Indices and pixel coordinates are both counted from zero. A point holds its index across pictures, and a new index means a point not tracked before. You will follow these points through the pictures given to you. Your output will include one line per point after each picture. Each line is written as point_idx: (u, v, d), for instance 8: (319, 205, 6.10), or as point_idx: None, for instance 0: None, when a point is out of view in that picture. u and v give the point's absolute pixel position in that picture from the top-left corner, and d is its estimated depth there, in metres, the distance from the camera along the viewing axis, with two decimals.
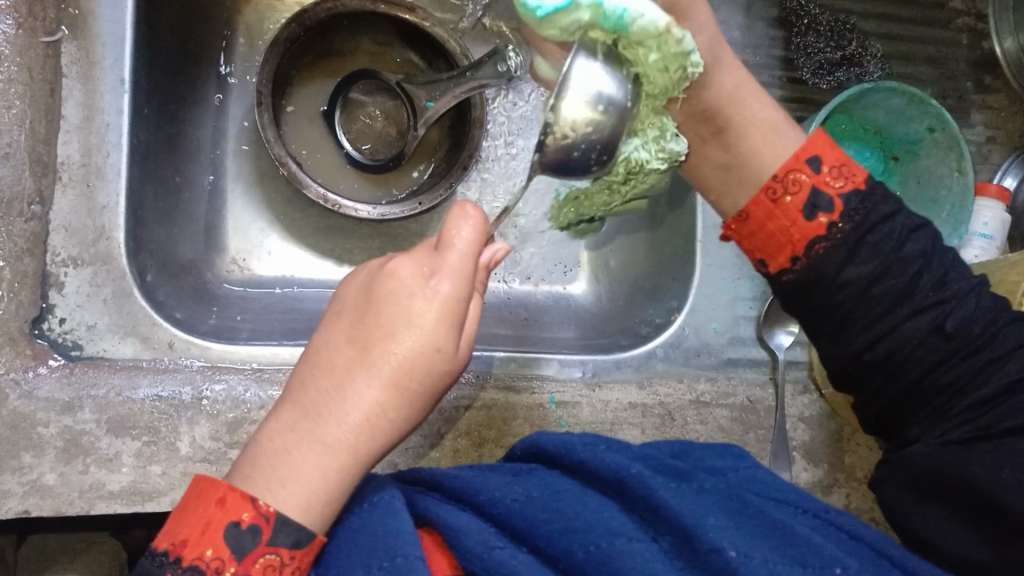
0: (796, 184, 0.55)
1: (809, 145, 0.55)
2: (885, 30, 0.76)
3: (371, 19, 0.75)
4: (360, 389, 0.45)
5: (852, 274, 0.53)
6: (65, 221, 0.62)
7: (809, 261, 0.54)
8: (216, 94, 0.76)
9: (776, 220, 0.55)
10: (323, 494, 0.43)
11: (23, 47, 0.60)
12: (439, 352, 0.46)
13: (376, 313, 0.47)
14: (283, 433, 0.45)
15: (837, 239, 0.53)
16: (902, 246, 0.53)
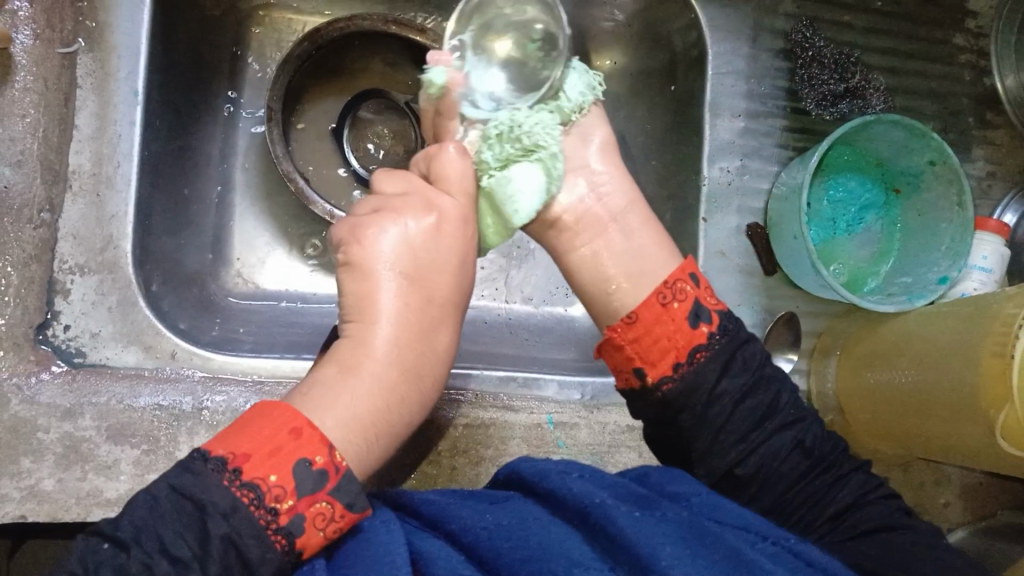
0: (682, 292, 0.53)
1: (691, 266, 0.55)
2: (888, 64, 0.78)
3: (380, 39, 0.76)
4: (409, 321, 0.50)
5: (728, 386, 0.52)
6: (74, 228, 0.63)
7: (691, 370, 0.52)
8: (228, 107, 0.77)
9: (662, 324, 0.53)
10: (387, 424, 0.48)
11: (40, 57, 0.62)
12: (467, 283, 0.54)
13: (419, 256, 0.51)
14: (329, 385, 0.47)
15: (716, 349, 0.52)
16: (764, 368, 0.54)
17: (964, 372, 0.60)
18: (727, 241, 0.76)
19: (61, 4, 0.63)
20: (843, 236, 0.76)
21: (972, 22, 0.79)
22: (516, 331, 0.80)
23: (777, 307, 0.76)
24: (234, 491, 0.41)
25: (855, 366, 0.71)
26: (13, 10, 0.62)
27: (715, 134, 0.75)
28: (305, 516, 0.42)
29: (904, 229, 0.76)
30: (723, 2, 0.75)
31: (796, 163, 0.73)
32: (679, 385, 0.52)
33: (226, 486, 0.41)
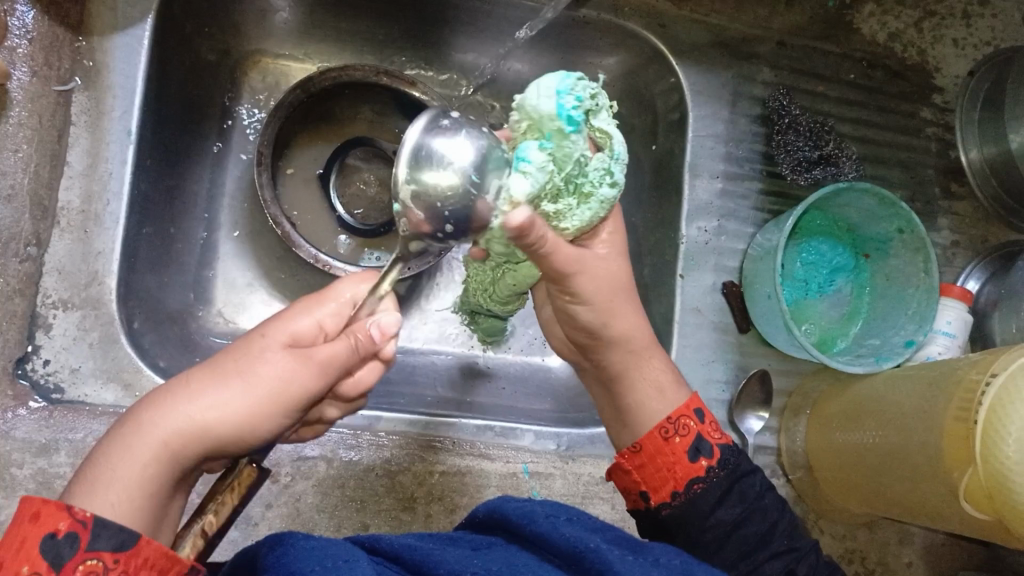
0: (684, 428, 0.58)
1: (694, 400, 0.60)
2: (860, 132, 0.81)
3: (372, 91, 0.78)
4: (207, 379, 0.43)
5: (721, 516, 0.55)
6: (59, 263, 0.63)
7: (687, 498, 0.56)
8: (216, 146, 0.78)
9: (662, 455, 0.57)
10: (144, 483, 0.41)
11: (36, 94, 0.62)
12: (300, 366, 0.44)
13: (256, 334, 0.46)
14: (128, 425, 0.42)
15: (712, 482, 0.56)
16: (762, 498, 0.56)
17: (928, 436, 0.61)
18: (702, 299, 0.78)
19: (60, 44, 0.64)
20: (815, 297, 0.79)
21: (938, 97, 0.83)
22: (493, 379, 0.81)
23: (750, 365, 0.78)
24: None
25: (823, 427, 0.74)
26: (12, 46, 0.62)
27: (693, 194, 0.78)
28: None
29: (873, 291, 0.78)
30: (703, 69, 0.78)
31: (771, 225, 0.76)
32: (675, 511, 0.56)
33: None
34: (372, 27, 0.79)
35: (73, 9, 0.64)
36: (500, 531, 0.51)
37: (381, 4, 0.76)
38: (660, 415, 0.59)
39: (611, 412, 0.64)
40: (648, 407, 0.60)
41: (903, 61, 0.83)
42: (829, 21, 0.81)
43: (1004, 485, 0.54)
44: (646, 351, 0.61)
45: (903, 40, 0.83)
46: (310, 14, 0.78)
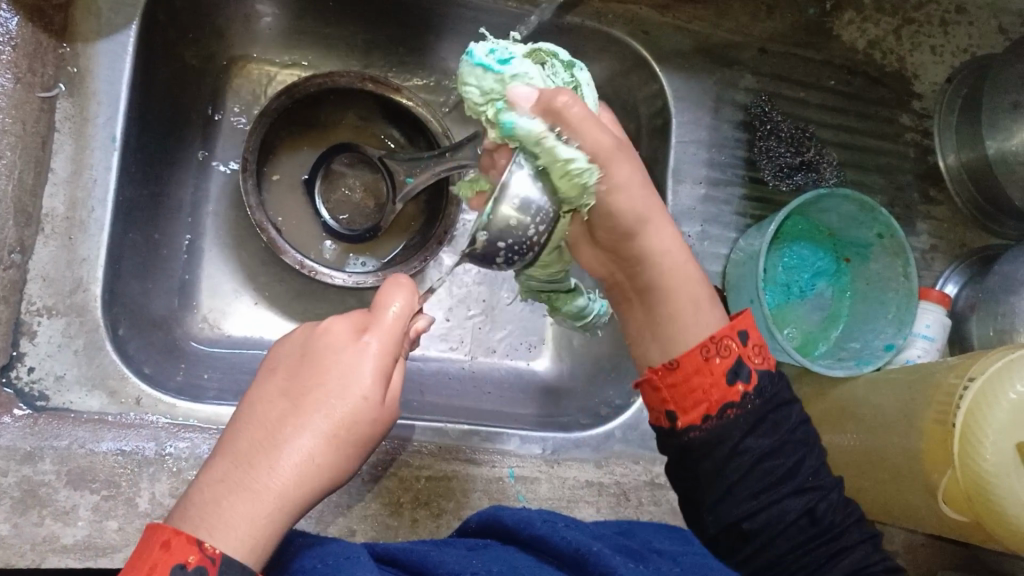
0: (725, 348, 0.56)
1: (742, 317, 0.57)
2: (840, 138, 0.82)
3: (357, 97, 0.78)
4: (310, 417, 0.46)
5: (751, 443, 0.54)
6: (43, 270, 0.63)
7: (722, 423, 0.54)
8: (201, 151, 0.78)
9: (700, 375, 0.55)
10: (254, 526, 0.43)
11: (19, 100, 0.61)
12: (368, 406, 0.48)
13: (315, 372, 0.48)
14: (216, 480, 0.44)
15: (747, 410, 0.54)
16: (791, 430, 0.55)
17: (907, 437, 0.63)
18: None
19: (44, 49, 0.63)
20: (796, 301, 0.80)
21: (917, 103, 0.85)
22: (479, 384, 0.81)
23: None
24: None
25: None
26: None
27: (676, 199, 0.79)
28: None
29: (854, 295, 0.79)
30: (686, 76, 0.79)
31: (753, 230, 0.77)
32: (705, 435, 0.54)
33: None
34: (357, 34, 0.79)
35: (57, 16, 0.64)
36: (497, 537, 0.52)
37: (365, 11, 0.76)
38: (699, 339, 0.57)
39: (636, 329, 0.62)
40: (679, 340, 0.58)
41: (882, 68, 0.84)
42: (809, 29, 0.82)
43: (983, 485, 0.55)
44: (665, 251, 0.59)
45: (882, 48, 0.84)
46: (295, 20, 0.78)
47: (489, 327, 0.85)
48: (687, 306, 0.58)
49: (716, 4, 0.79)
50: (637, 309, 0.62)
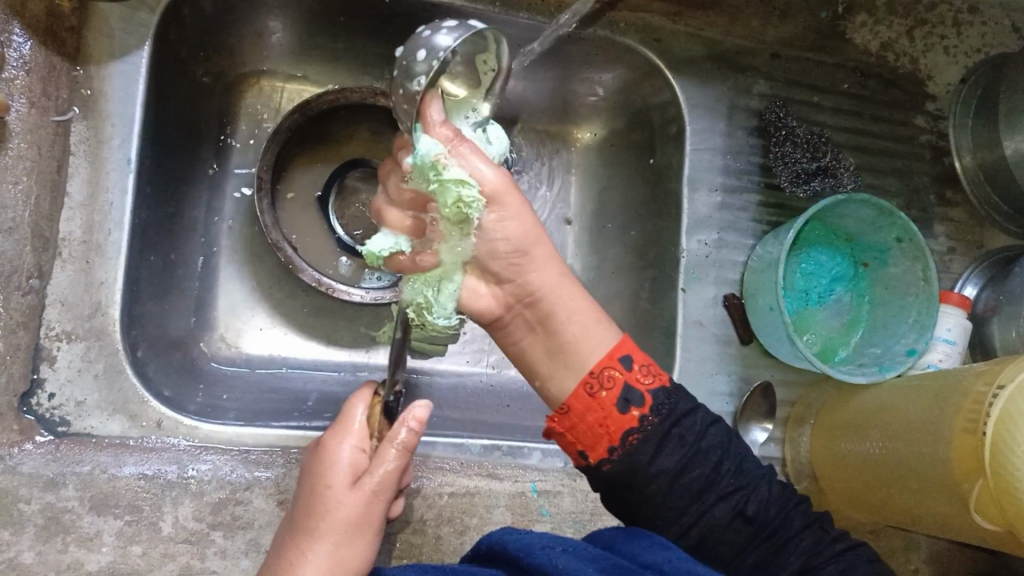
0: (610, 382, 0.57)
1: (621, 345, 0.58)
2: (855, 142, 0.82)
3: (367, 111, 0.78)
4: (347, 518, 0.52)
5: (664, 463, 0.55)
6: (61, 295, 0.63)
7: (625, 452, 0.55)
8: (213, 165, 0.77)
9: (592, 412, 0.57)
10: None
11: (33, 125, 0.62)
12: (386, 501, 0.54)
13: (321, 494, 0.54)
14: None
15: (648, 431, 0.56)
16: (702, 439, 0.57)
17: (928, 445, 0.63)
18: (705, 312, 0.78)
19: (57, 73, 0.63)
20: (814, 306, 0.79)
21: (931, 105, 0.84)
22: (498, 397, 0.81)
23: (753, 376, 0.78)
24: None
25: (829, 435, 0.74)
26: (8, 77, 0.61)
27: (692, 208, 0.78)
28: None
29: (873, 301, 0.79)
30: (699, 83, 0.79)
31: (769, 237, 0.76)
32: (616, 466, 0.56)
33: None
34: (368, 48, 0.79)
35: (70, 39, 0.64)
36: (501, 561, 0.52)
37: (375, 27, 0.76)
38: (586, 366, 0.58)
39: (541, 363, 0.60)
40: (580, 360, 0.58)
41: (895, 70, 0.83)
42: (821, 31, 0.81)
43: (1010, 493, 0.55)
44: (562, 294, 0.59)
45: (896, 49, 0.83)
46: (305, 35, 0.77)
47: None
48: (570, 323, 0.59)
49: (729, 9, 0.78)
50: (529, 339, 0.60)
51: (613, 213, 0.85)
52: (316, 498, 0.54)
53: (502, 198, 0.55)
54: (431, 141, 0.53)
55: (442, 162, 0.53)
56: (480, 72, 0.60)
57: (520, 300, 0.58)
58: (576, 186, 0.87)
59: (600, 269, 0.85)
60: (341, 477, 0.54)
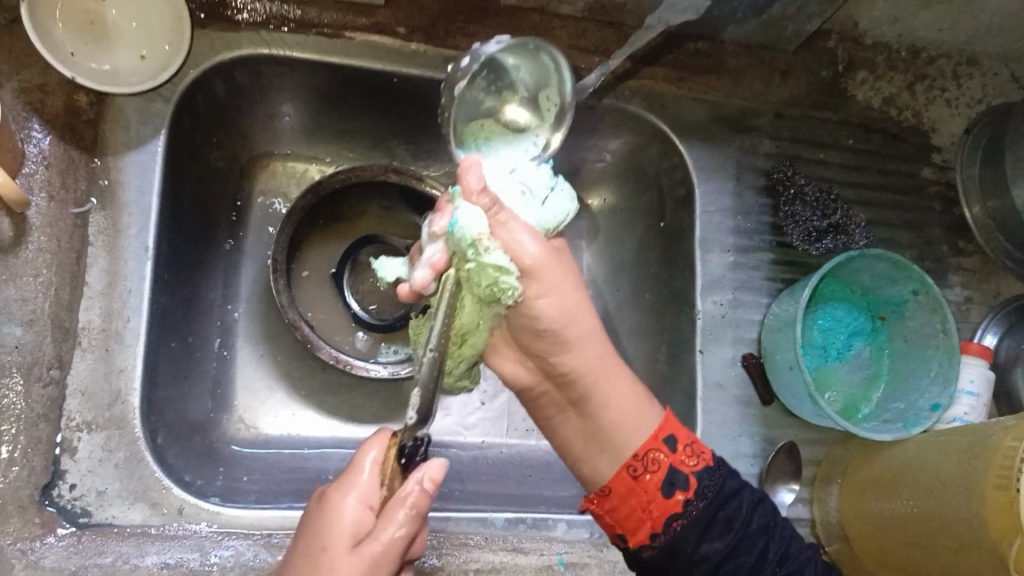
0: (653, 469, 0.57)
1: (664, 426, 0.59)
2: (864, 196, 0.82)
3: (377, 188, 0.79)
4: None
5: (706, 552, 0.56)
6: (82, 384, 0.63)
7: (667, 538, 0.56)
8: (229, 241, 0.78)
9: (635, 496, 0.57)
10: None
11: (52, 218, 0.63)
12: (386, 567, 0.49)
13: (318, 555, 0.49)
14: None
15: (692, 516, 0.56)
16: (747, 524, 0.57)
17: (961, 502, 0.62)
18: (724, 373, 0.77)
19: (76, 166, 0.65)
20: (834, 363, 0.79)
21: (937, 156, 0.84)
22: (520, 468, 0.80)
23: (777, 435, 0.77)
24: None
25: (857, 491, 0.73)
26: (28, 173, 0.63)
27: (705, 268, 0.78)
28: None
29: (893, 354, 0.78)
30: (706, 145, 0.79)
31: (785, 295, 0.76)
32: (657, 552, 0.56)
33: None
34: (378, 127, 0.80)
35: (87, 131, 0.65)
36: None
37: (383, 104, 0.77)
38: (630, 451, 0.58)
39: (576, 445, 0.61)
40: (625, 437, 0.58)
41: (898, 123, 0.84)
42: (822, 90, 0.83)
43: None
44: (605, 364, 0.59)
45: (897, 104, 0.84)
46: (316, 117, 0.79)
47: None
48: (614, 399, 0.60)
49: (731, 74, 0.80)
50: (566, 422, 0.62)
51: (627, 277, 0.85)
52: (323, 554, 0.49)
53: (555, 287, 0.56)
54: (472, 208, 0.54)
55: (483, 241, 0.53)
56: (543, 109, 0.67)
57: (555, 378, 0.60)
58: (588, 251, 0.88)
59: (616, 333, 0.85)
60: (340, 536, 0.50)
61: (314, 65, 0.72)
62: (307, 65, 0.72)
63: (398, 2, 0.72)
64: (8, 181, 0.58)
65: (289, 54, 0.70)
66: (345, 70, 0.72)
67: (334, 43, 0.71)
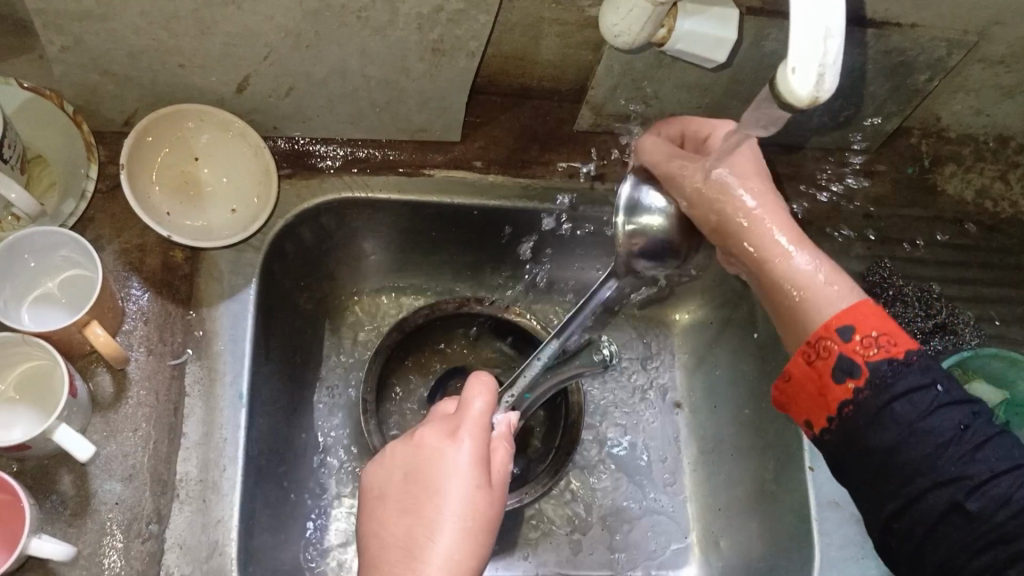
0: (825, 350, 0.52)
1: (844, 314, 0.53)
2: (968, 293, 0.77)
3: (466, 319, 0.79)
4: (467, 518, 0.52)
5: (877, 441, 0.49)
6: (180, 538, 0.61)
7: (841, 424, 0.51)
8: (325, 381, 0.79)
9: (810, 382, 0.53)
10: (473, 509, 0.53)
11: (150, 371, 0.65)
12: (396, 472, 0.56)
13: (435, 483, 0.53)
14: (462, 527, 0.52)
15: (864, 405, 0.50)
16: (921, 419, 0.48)
17: None
18: (839, 490, 0.70)
19: (172, 318, 0.66)
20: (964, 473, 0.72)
21: None
22: None
23: None
24: None
25: None
26: (127, 329, 0.65)
27: None
28: None
29: None
30: None
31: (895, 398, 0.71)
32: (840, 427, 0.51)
33: None
34: (462, 259, 0.81)
35: (183, 286, 0.67)
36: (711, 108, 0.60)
37: (466, 238, 0.79)
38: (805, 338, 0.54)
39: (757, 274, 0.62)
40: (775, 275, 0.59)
41: (995, 215, 0.81)
42: (910, 187, 0.80)
43: None
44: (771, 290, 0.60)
45: (991, 195, 0.81)
46: (399, 254, 0.80)
47: (629, 502, 0.81)
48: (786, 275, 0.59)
49: (812, 179, 0.79)
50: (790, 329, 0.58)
51: (724, 395, 0.81)
52: (393, 474, 0.56)
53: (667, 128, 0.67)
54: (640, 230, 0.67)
55: None
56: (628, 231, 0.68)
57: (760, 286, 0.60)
58: (680, 367, 0.86)
59: (715, 451, 0.81)
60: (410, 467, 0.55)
61: (394, 205, 0.73)
62: (389, 204, 0.73)
63: (473, 140, 0.74)
64: (109, 341, 0.60)
65: (370, 196, 0.72)
66: (426, 207, 0.74)
67: (414, 182, 0.73)
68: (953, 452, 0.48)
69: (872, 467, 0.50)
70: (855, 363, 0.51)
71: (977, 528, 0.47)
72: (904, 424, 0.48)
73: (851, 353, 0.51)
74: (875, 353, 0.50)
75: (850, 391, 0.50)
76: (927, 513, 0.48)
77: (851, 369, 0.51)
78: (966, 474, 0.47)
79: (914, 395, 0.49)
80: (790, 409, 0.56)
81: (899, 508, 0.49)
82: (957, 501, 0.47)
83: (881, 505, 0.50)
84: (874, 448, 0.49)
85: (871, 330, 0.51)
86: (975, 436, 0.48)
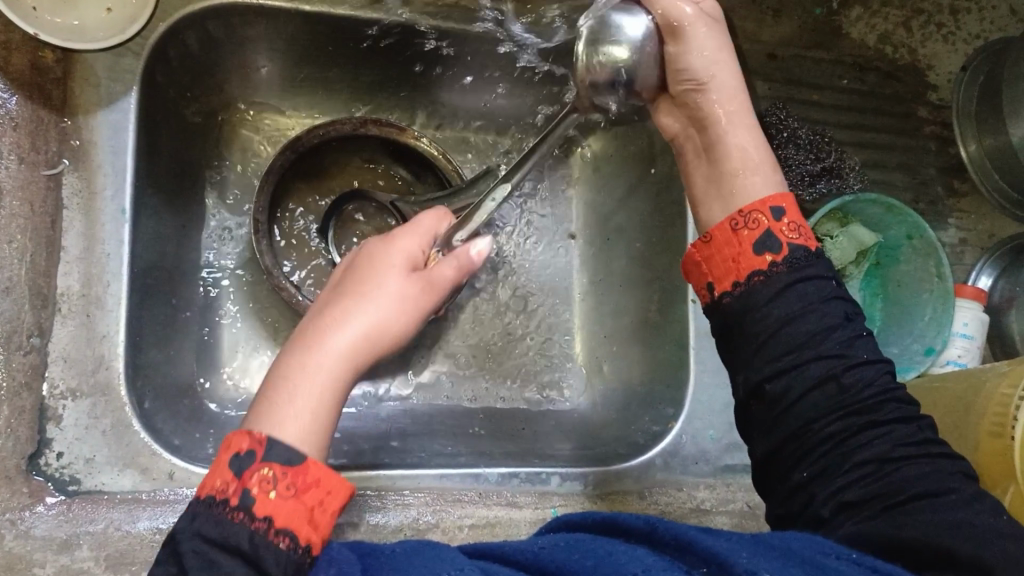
0: (755, 222, 0.54)
1: (780, 196, 0.55)
2: (857, 139, 0.80)
3: (361, 141, 0.76)
4: (396, 298, 0.56)
5: (774, 308, 0.51)
6: (64, 351, 0.61)
7: (746, 290, 0.53)
8: (216, 199, 0.77)
9: (729, 246, 0.54)
10: (404, 295, 0.57)
11: (24, 180, 0.60)
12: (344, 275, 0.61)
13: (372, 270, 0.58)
14: (390, 310, 0.56)
15: (773, 277, 0.52)
16: (820, 301, 0.51)
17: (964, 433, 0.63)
18: None
19: (45, 125, 0.62)
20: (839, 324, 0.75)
21: (933, 95, 0.82)
22: (513, 423, 0.78)
23: None
24: (228, 512, 0.43)
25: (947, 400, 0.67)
26: None
27: None
28: (248, 489, 0.44)
29: (888, 298, 0.78)
30: None
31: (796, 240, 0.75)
32: (741, 294, 0.53)
33: (220, 513, 0.43)
34: (359, 76, 0.78)
35: (56, 90, 0.62)
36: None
37: (363, 56, 0.75)
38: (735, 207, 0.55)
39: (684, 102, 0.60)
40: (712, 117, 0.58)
41: (894, 62, 0.82)
42: (816, 29, 0.80)
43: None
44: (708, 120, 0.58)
45: (893, 41, 0.82)
46: (294, 69, 0.76)
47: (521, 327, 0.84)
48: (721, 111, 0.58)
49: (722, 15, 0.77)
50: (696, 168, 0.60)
51: (617, 226, 0.83)
52: (340, 274, 0.60)
53: None
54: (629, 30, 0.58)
55: None
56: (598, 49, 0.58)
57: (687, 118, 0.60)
58: (578, 200, 0.87)
59: (607, 281, 0.84)
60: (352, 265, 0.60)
61: (289, 15, 0.69)
62: (283, 14, 0.69)
63: None
64: None
65: (263, 5, 0.68)
66: (323, 20, 0.70)
67: None
68: (839, 335, 0.51)
69: (753, 334, 0.52)
70: (778, 241, 0.53)
71: (845, 401, 0.49)
72: (804, 301, 0.51)
73: (776, 231, 0.53)
74: (797, 237, 0.53)
75: (766, 263, 0.52)
76: (802, 384, 0.50)
77: (773, 245, 0.53)
78: (846, 354, 0.50)
79: (818, 282, 0.52)
80: (693, 274, 0.57)
81: (778, 372, 0.50)
82: (833, 374, 0.49)
83: (748, 372, 0.52)
84: (767, 316, 0.51)
85: (798, 220, 0.54)
86: (857, 327, 0.52)
